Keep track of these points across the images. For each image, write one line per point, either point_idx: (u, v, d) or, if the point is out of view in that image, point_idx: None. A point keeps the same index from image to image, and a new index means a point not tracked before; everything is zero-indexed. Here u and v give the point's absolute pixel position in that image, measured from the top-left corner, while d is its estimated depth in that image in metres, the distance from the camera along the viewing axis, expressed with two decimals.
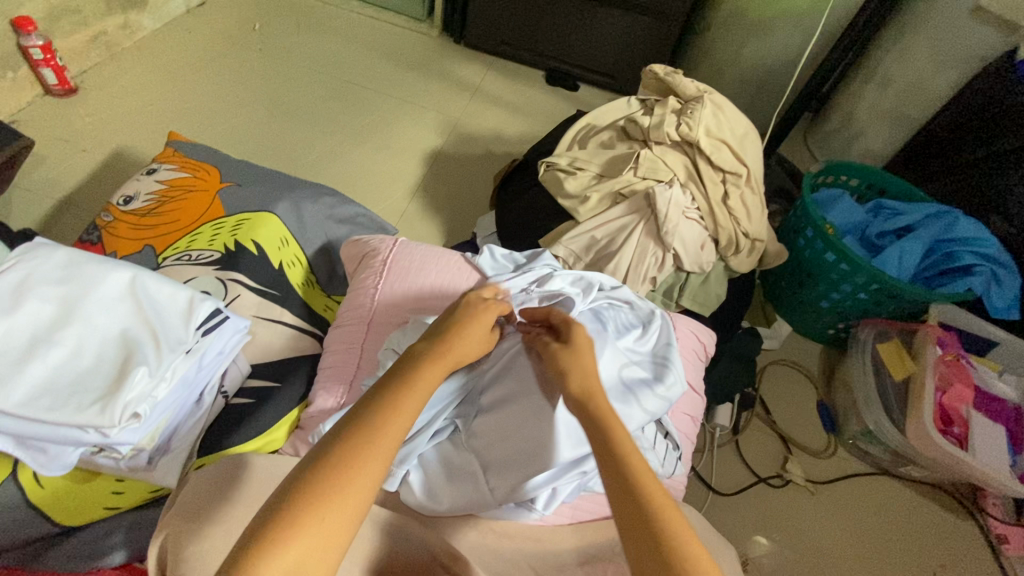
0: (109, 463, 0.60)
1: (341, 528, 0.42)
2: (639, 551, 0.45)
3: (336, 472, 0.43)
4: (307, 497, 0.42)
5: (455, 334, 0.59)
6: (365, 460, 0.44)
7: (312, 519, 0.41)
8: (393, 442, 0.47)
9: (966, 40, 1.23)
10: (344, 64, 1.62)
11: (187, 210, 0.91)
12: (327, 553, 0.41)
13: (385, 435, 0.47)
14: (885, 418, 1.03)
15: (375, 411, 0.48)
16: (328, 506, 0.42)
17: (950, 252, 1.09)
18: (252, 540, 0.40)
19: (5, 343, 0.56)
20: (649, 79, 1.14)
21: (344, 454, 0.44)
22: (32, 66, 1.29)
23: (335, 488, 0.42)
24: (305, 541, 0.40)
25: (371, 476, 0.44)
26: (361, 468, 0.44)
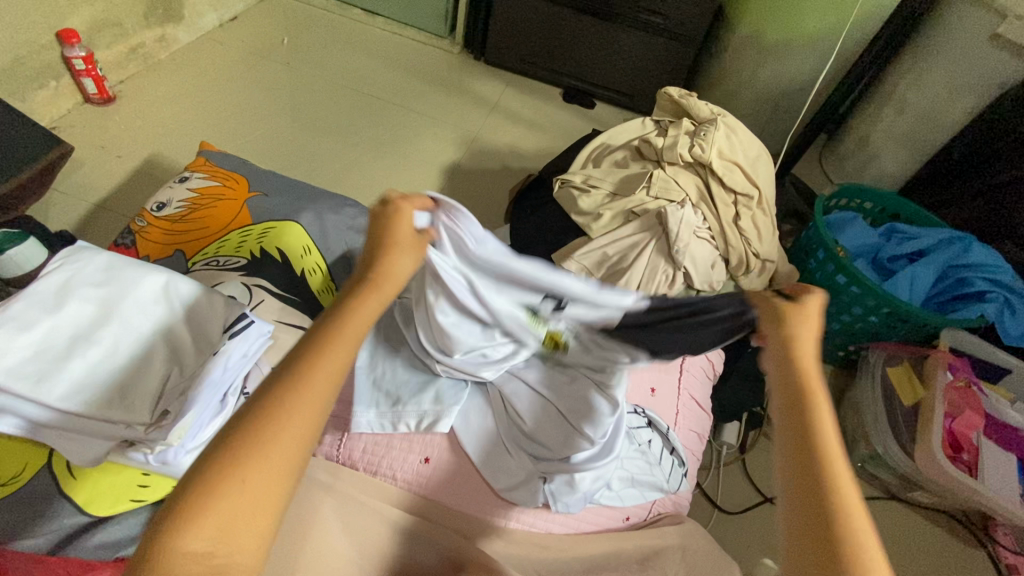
0: (138, 459, 0.63)
1: (278, 481, 0.37)
2: (807, 530, 0.40)
3: (264, 415, 0.38)
4: (231, 446, 0.37)
5: (389, 253, 0.49)
6: (294, 406, 0.39)
7: (250, 467, 0.36)
8: (334, 372, 0.41)
9: (985, 67, 1.23)
10: (367, 78, 1.68)
11: (217, 217, 0.95)
12: (265, 505, 0.36)
13: (315, 371, 0.40)
14: (892, 442, 1.03)
15: (305, 355, 0.41)
16: (258, 463, 0.36)
17: (961, 278, 1.09)
18: (185, 492, 0.35)
19: (48, 341, 0.60)
20: (664, 101, 1.18)
21: (277, 394, 0.39)
22: (74, 76, 1.35)
23: (264, 439, 0.37)
24: (247, 502, 0.36)
25: (304, 423, 0.39)
26: (293, 409, 0.38)
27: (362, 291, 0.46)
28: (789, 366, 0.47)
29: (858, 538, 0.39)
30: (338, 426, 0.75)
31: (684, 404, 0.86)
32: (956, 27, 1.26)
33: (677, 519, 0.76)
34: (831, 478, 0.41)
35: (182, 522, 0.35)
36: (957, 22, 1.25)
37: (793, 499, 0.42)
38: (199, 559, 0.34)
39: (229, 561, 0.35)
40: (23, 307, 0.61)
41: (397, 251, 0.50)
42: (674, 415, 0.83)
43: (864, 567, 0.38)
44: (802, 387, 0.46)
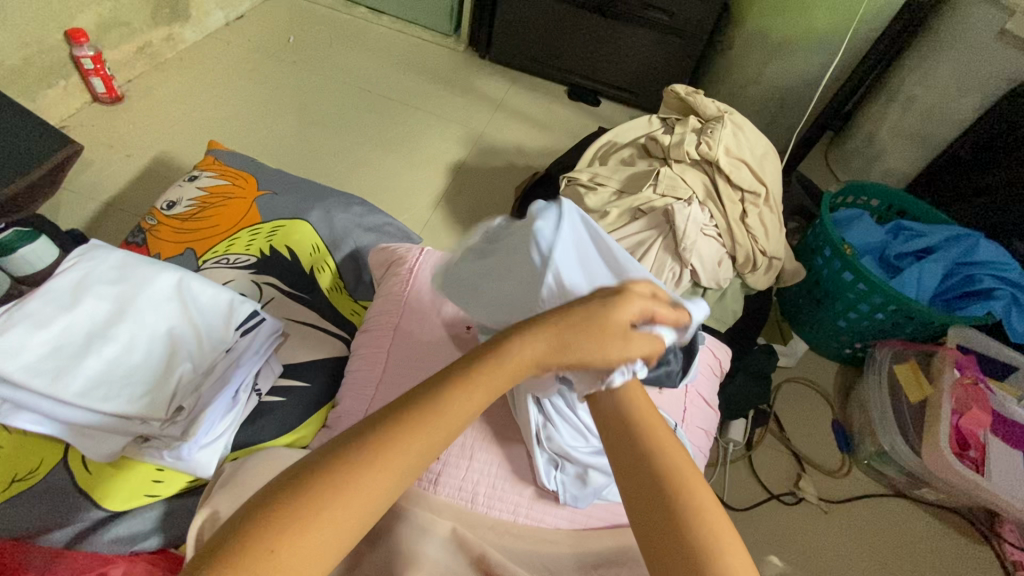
0: (151, 456, 0.64)
1: (324, 545, 0.40)
2: (655, 525, 0.49)
3: (336, 481, 0.41)
4: (299, 508, 0.40)
5: (577, 335, 0.49)
6: (367, 475, 0.42)
7: (304, 530, 0.39)
8: (420, 451, 0.45)
9: (993, 64, 1.23)
10: (373, 77, 1.68)
11: (226, 216, 0.96)
12: (305, 568, 0.39)
13: (402, 445, 0.44)
14: (900, 440, 1.02)
15: (400, 430, 0.44)
16: (313, 526, 0.40)
17: (969, 275, 1.09)
18: (241, 545, 0.38)
19: (63, 338, 0.61)
20: (671, 99, 1.18)
21: (372, 451, 0.43)
22: (83, 76, 1.36)
23: (326, 506, 0.40)
24: (291, 563, 0.39)
25: (372, 490, 0.42)
26: (362, 478, 0.42)
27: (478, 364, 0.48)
28: (626, 390, 0.56)
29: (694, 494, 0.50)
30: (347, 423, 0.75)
31: (692, 401, 0.85)
32: (964, 24, 1.25)
33: None
34: (664, 473, 0.51)
35: (226, 569, 0.37)
36: (964, 18, 1.25)
37: (637, 504, 0.50)
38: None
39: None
40: (39, 305, 0.62)
41: (554, 336, 0.49)
42: (682, 410, 0.83)
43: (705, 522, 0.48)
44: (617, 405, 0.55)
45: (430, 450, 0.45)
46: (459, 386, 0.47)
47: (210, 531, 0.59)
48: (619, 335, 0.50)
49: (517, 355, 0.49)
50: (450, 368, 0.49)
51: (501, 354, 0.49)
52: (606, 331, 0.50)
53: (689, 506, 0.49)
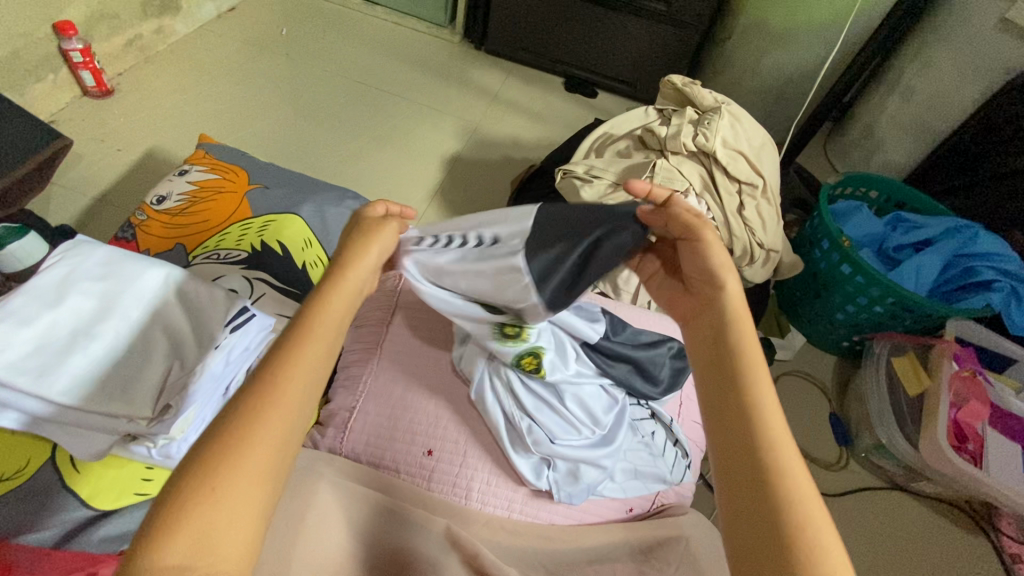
0: (140, 453, 0.63)
1: (257, 483, 0.38)
2: (743, 508, 0.42)
3: (240, 423, 0.39)
4: (209, 458, 0.38)
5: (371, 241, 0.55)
6: (273, 409, 0.40)
7: (229, 475, 0.37)
8: (295, 394, 0.42)
9: (993, 53, 1.21)
10: (367, 69, 1.66)
11: (217, 210, 0.95)
12: (247, 508, 0.37)
13: (291, 375, 0.42)
14: (898, 433, 1.02)
15: (267, 382, 0.42)
16: (240, 466, 0.38)
17: (967, 267, 1.08)
18: (168, 508, 0.36)
19: (48, 336, 0.60)
20: (668, 90, 1.16)
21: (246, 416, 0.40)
22: (71, 69, 1.34)
23: (240, 450, 0.38)
24: (229, 505, 0.37)
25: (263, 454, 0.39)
26: (271, 412, 0.40)
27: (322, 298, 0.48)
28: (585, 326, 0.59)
29: (796, 499, 0.41)
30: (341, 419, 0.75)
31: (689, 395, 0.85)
32: (964, 12, 1.24)
33: (681, 509, 0.75)
34: (770, 451, 0.44)
35: (162, 535, 0.35)
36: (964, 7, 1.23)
37: (733, 481, 0.44)
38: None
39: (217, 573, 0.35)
40: (22, 303, 0.60)
41: (360, 260, 0.53)
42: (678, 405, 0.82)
43: (807, 533, 0.40)
44: (724, 359, 0.50)
45: (305, 397, 0.43)
46: (301, 325, 0.46)
47: None
48: (389, 245, 0.58)
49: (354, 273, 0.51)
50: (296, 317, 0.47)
51: (321, 292, 0.49)
52: (376, 235, 0.56)
53: (791, 500, 0.41)
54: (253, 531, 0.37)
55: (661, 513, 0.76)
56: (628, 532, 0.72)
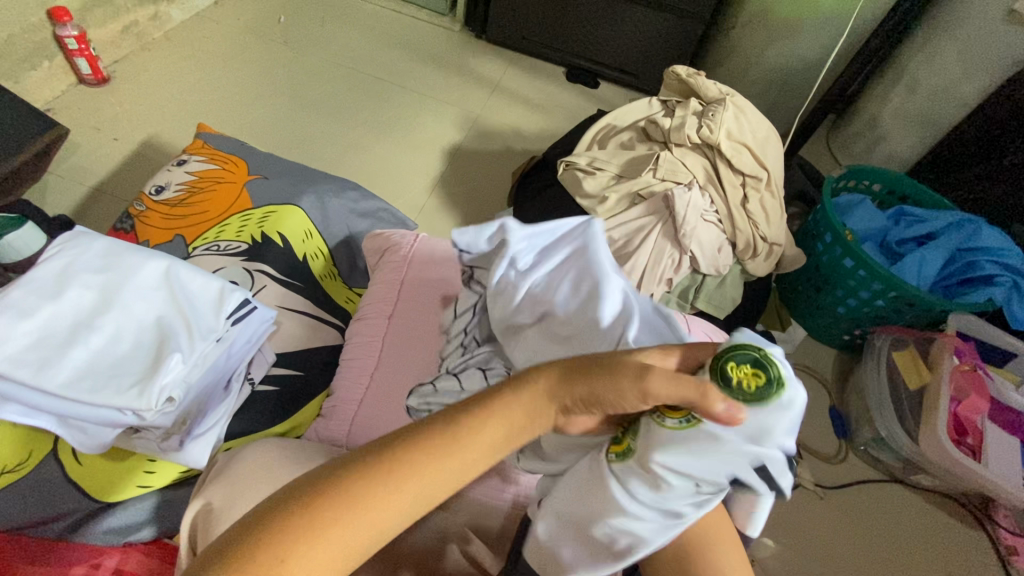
0: (143, 445, 0.62)
1: (384, 526, 0.40)
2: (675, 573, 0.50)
3: (381, 463, 0.40)
4: (316, 507, 0.38)
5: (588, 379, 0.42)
6: (412, 483, 0.40)
7: (335, 524, 0.38)
8: (400, 503, 0.40)
9: (998, 45, 1.19)
10: (367, 57, 1.64)
11: (217, 201, 0.94)
12: (334, 558, 0.38)
13: (440, 469, 0.41)
14: (897, 426, 1.03)
15: (363, 482, 0.39)
16: (320, 541, 0.37)
17: (970, 262, 1.08)
18: (251, 530, 0.37)
19: (49, 328, 0.60)
20: (672, 80, 1.15)
21: (342, 501, 0.39)
22: (67, 55, 1.32)
23: (319, 523, 0.38)
24: (308, 555, 0.37)
25: (341, 545, 0.38)
26: (385, 495, 0.39)
27: (460, 420, 0.42)
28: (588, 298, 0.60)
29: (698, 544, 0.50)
30: (342, 410, 0.74)
31: None
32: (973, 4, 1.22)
33: None
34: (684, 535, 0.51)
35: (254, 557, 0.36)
36: None
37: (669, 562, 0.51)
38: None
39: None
40: (24, 293, 0.60)
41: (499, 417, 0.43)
42: None
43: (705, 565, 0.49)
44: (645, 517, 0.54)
45: (409, 510, 0.41)
46: (513, 383, 0.44)
47: (202, 523, 0.59)
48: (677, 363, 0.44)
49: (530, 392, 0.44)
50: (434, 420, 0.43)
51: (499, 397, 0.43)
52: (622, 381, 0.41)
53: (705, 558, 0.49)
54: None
55: None
56: None
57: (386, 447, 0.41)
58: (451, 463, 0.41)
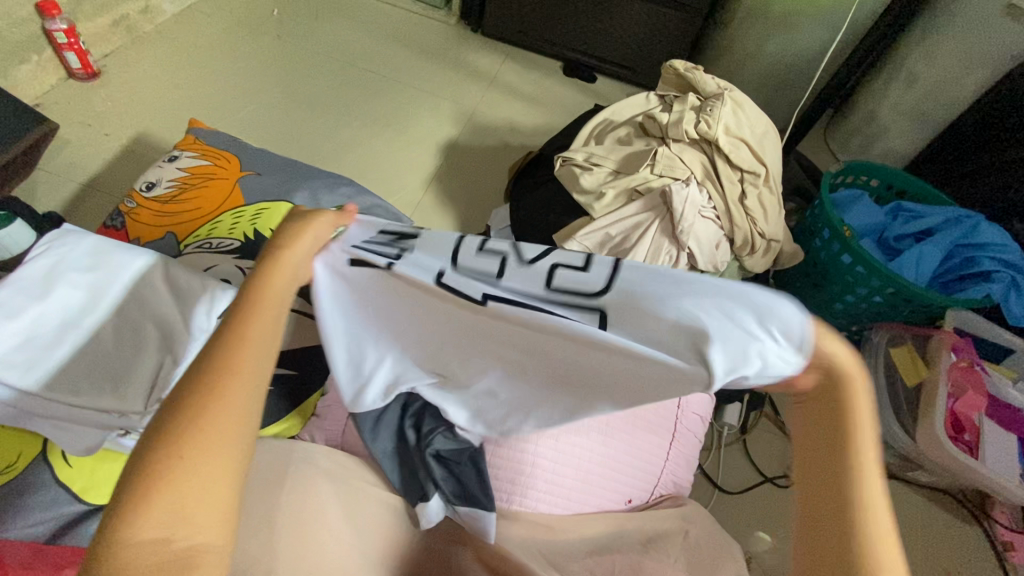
0: (132, 446, 0.62)
1: (239, 431, 0.37)
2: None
3: (182, 401, 0.36)
4: (160, 452, 0.35)
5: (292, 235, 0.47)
6: (217, 402, 0.37)
7: (189, 452, 0.35)
8: (233, 409, 0.37)
9: (998, 39, 1.18)
10: (362, 51, 1.62)
11: (209, 197, 0.93)
12: (217, 474, 0.36)
13: (237, 372, 0.38)
14: (895, 424, 1.03)
15: (182, 415, 0.36)
16: (179, 472, 0.35)
17: (968, 257, 1.07)
18: (114, 504, 0.34)
19: (36, 328, 0.59)
20: (670, 74, 1.15)
21: (171, 439, 0.35)
22: (55, 50, 1.30)
23: (172, 467, 0.35)
24: (188, 488, 0.35)
25: (207, 469, 0.35)
26: (216, 412, 0.36)
27: (242, 316, 0.41)
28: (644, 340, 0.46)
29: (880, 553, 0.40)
30: (337, 411, 0.75)
31: (689, 387, 0.84)
32: None
33: (679, 501, 0.77)
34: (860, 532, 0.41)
35: (134, 507, 0.34)
36: None
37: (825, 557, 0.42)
38: (158, 548, 0.33)
39: (199, 542, 0.35)
40: (11, 292, 0.59)
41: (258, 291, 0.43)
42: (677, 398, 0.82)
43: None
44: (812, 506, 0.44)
45: (249, 405, 0.38)
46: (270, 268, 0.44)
47: None
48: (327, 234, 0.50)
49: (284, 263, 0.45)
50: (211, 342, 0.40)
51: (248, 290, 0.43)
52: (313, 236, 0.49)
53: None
54: (227, 504, 0.36)
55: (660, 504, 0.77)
56: (627, 523, 0.72)
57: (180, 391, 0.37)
58: (245, 349, 0.39)
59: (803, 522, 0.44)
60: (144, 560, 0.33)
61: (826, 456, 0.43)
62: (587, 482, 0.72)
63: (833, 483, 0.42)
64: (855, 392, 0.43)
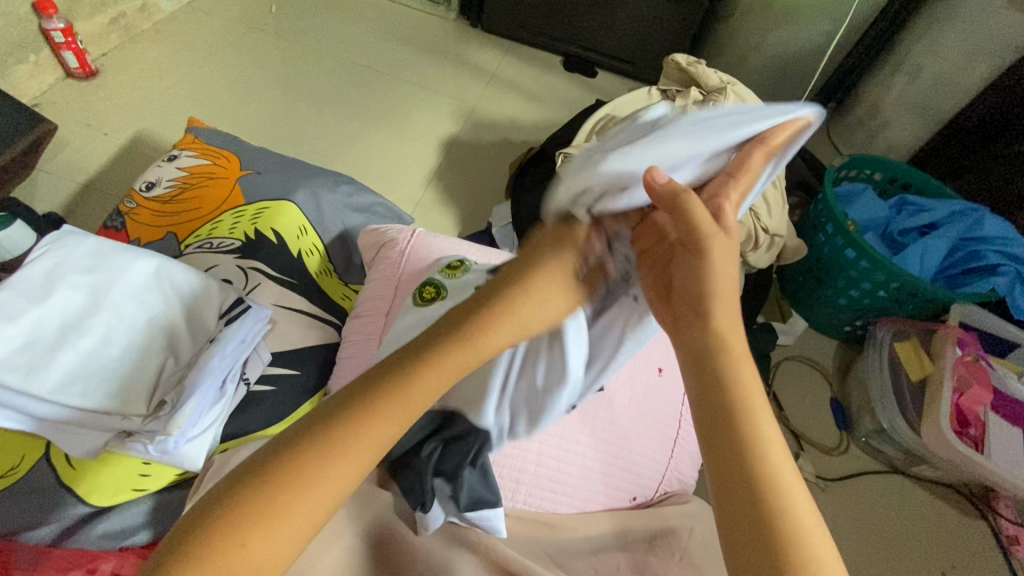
0: (136, 449, 0.60)
1: (345, 481, 0.40)
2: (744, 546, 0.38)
3: (325, 435, 0.40)
4: (282, 480, 0.38)
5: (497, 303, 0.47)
6: (349, 445, 0.40)
7: (298, 498, 0.38)
8: (357, 463, 0.40)
9: (1003, 31, 1.17)
10: (361, 47, 1.61)
11: (209, 197, 0.92)
12: (302, 524, 0.38)
13: (366, 428, 0.40)
14: (900, 418, 1.03)
15: (314, 451, 0.39)
16: (295, 505, 0.38)
17: (973, 252, 1.06)
18: (213, 521, 0.37)
19: (36, 331, 0.58)
20: (671, 69, 1.14)
21: (299, 469, 0.38)
22: (53, 49, 1.29)
23: (289, 495, 0.38)
24: (285, 523, 0.37)
25: (309, 508, 0.38)
26: (337, 462, 0.39)
27: (405, 371, 0.43)
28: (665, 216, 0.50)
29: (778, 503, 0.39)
30: None
31: (691, 383, 0.84)
32: None
33: (684, 498, 0.76)
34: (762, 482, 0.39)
35: (245, 532, 0.37)
36: None
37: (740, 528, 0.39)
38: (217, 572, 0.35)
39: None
40: (10, 296, 0.59)
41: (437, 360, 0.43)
42: (681, 395, 0.81)
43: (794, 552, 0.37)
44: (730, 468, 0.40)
45: (366, 464, 0.41)
46: (467, 341, 0.45)
47: None
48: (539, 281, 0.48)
49: (480, 338, 0.45)
50: (369, 381, 0.43)
51: (430, 340, 0.45)
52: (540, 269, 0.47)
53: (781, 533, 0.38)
54: (305, 534, 0.38)
55: (663, 501, 0.77)
56: (632, 520, 0.72)
57: (331, 418, 0.41)
58: (388, 411, 0.41)
59: (722, 512, 0.40)
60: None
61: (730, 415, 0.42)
62: (588, 478, 0.72)
63: (745, 451, 0.40)
64: (735, 354, 0.44)
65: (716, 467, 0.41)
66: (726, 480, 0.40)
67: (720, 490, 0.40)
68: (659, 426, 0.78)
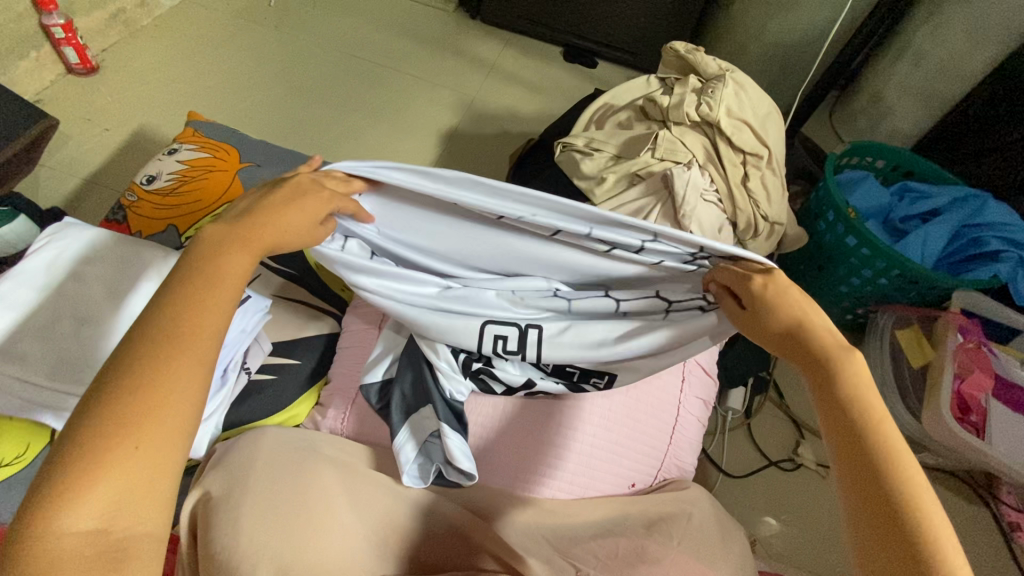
0: None
1: (178, 406, 0.37)
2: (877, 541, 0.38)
3: (127, 380, 0.37)
4: (90, 439, 0.35)
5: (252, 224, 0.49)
6: (162, 375, 0.37)
7: (118, 449, 0.35)
8: (176, 385, 0.38)
9: (1006, 15, 1.16)
10: (360, 40, 1.61)
11: (209, 189, 0.93)
12: (164, 460, 0.36)
13: (175, 348, 0.39)
14: (901, 406, 1.03)
15: (122, 395, 0.36)
16: (118, 455, 0.35)
17: (975, 238, 1.06)
18: (46, 495, 0.33)
19: (40, 320, 0.59)
20: (670, 57, 1.13)
21: (112, 419, 0.35)
22: (54, 45, 1.30)
23: (109, 448, 0.35)
24: (115, 475, 0.34)
25: (145, 450, 0.35)
26: (156, 397, 0.37)
27: (197, 278, 0.43)
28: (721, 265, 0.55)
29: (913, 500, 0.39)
30: (339, 400, 0.75)
31: (691, 370, 0.84)
32: None
33: (683, 485, 0.77)
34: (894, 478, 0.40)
35: (67, 506, 0.33)
36: None
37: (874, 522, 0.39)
38: (90, 539, 0.33)
39: (141, 532, 0.35)
40: (14, 287, 0.60)
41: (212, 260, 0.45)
42: (680, 383, 0.81)
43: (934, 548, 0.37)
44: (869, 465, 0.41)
45: (195, 382, 0.39)
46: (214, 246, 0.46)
47: (204, 512, 0.61)
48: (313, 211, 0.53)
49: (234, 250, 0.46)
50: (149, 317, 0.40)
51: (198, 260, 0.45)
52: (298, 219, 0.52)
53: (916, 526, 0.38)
54: (163, 473, 0.36)
55: (662, 487, 0.78)
56: (630, 506, 0.73)
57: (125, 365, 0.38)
58: (189, 324, 0.40)
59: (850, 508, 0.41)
60: (75, 552, 0.33)
61: (880, 464, 0.40)
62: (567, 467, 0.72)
63: (887, 476, 0.40)
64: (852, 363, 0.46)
65: (849, 463, 0.41)
66: (860, 475, 0.40)
67: (849, 485, 0.41)
68: (659, 414, 0.78)
